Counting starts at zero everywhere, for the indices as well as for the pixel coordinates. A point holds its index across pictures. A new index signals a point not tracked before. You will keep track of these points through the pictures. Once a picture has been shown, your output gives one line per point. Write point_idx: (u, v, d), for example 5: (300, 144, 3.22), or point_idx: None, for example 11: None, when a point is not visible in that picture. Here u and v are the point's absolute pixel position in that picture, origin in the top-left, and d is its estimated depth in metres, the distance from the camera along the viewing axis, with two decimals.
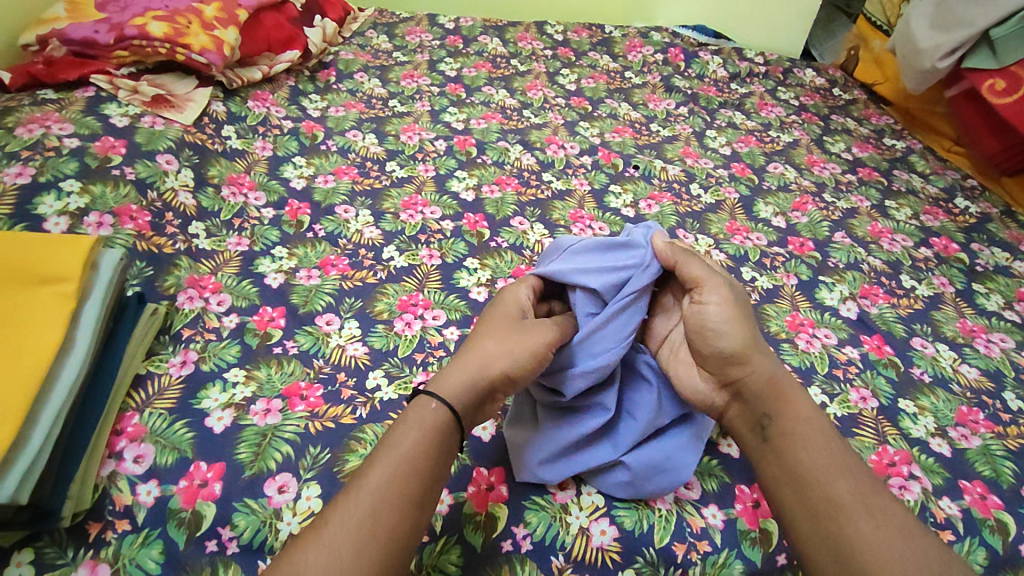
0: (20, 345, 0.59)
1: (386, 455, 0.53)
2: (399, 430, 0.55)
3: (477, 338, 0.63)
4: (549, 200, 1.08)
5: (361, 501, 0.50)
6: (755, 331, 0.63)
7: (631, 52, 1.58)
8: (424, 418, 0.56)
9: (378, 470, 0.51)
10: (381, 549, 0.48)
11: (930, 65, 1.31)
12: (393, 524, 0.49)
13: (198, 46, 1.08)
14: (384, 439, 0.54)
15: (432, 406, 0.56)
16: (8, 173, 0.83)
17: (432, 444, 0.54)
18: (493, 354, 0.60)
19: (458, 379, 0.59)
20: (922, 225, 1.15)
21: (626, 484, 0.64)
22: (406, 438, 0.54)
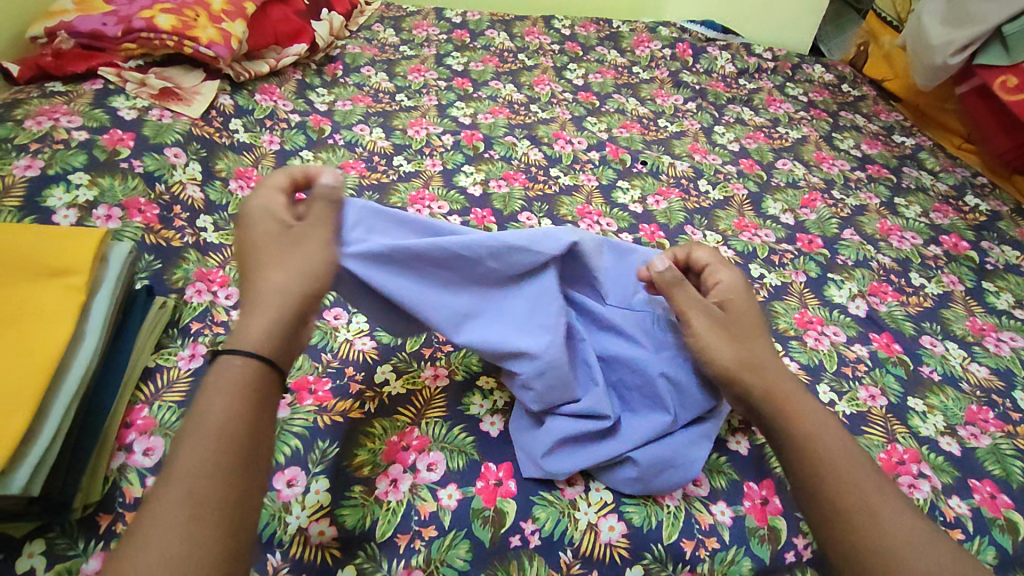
0: (31, 337, 0.59)
1: (200, 429, 0.46)
2: (203, 405, 0.48)
3: (259, 275, 0.56)
4: (557, 195, 1.08)
5: (180, 487, 0.44)
6: (745, 349, 0.62)
7: (639, 47, 1.58)
8: (236, 379, 0.49)
9: (191, 449, 0.45)
10: (218, 530, 0.43)
11: (941, 62, 1.30)
12: (223, 499, 0.44)
13: (206, 38, 1.08)
14: (188, 418, 0.48)
15: (234, 362, 0.50)
16: (17, 165, 0.83)
17: (241, 403, 0.49)
18: (286, 280, 0.56)
19: (265, 318, 0.53)
20: (931, 223, 1.14)
21: (635, 480, 0.64)
22: (213, 408, 0.48)
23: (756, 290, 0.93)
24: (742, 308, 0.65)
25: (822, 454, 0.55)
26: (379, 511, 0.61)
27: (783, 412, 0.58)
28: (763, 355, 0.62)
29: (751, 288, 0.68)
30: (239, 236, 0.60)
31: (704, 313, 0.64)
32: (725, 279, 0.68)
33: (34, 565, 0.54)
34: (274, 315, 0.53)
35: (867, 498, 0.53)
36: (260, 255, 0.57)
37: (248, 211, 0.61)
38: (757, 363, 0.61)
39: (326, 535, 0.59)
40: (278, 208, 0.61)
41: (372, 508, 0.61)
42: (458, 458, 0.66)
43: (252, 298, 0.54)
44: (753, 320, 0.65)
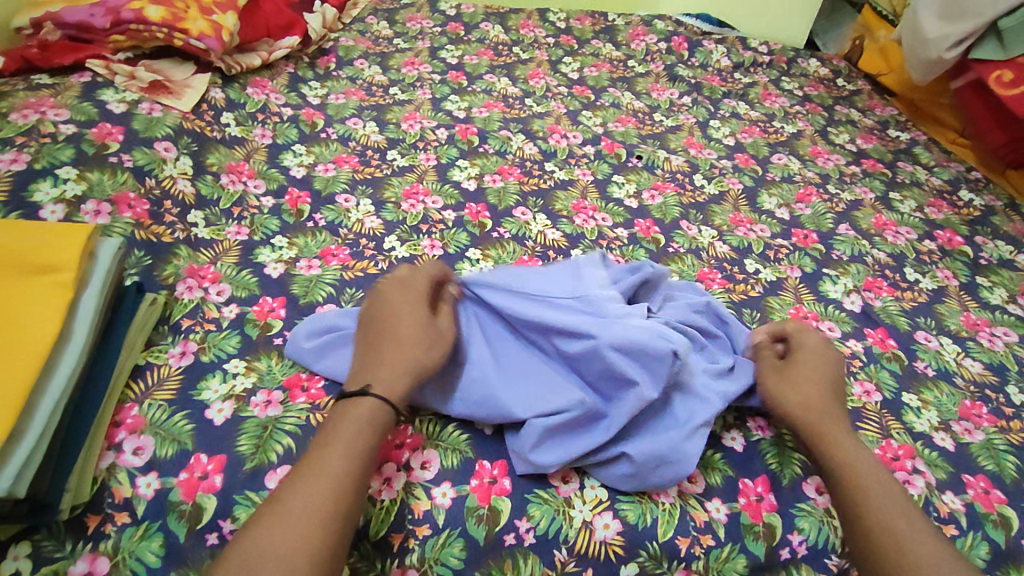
0: (16, 335, 0.58)
1: (341, 442, 0.56)
2: (346, 420, 0.58)
3: (392, 346, 0.63)
4: (552, 189, 1.07)
5: (321, 483, 0.53)
6: (802, 388, 0.68)
7: (635, 40, 1.57)
8: (371, 416, 0.58)
9: (336, 455, 0.55)
10: (338, 531, 0.51)
11: (937, 56, 1.29)
12: (348, 501, 0.53)
13: (196, 31, 1.06)
14: (332, 430, 0.57)
15: (371, 400, 0.59)
16: (2, 159, 0.82)
17: (374, 433, 0.58)
18: (423, 353, 0.63)
19: (398, 377, 0.61)
20: (926, 218, 1.14)
21: (632, 470, 0.63)
22: (354, 432, 0.57)
23: (751, 286, 0.93)
24: (812, 368, 0.71)
25: (858, 479, 0.61)
26: (372, 509, 0.61)
27: (827, 442, 0.65)
28: (818, 401, 0.67)
29: (834, 355, 0.74)
30: (376, 304, 0.68)
31: (768, 367, 0.71)
32: (808, 341, 0.74)
33: (19, 568, 0.54)
34: (408, 379, 0.61)
35: (893, 520, 0.58)
36: (396, 329, 0.64)
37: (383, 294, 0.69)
38: (807, 406, 0.67)
39: None
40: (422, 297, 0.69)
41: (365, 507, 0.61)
42: (452, 455, 0.65)
43: (385, 358, 0.62)
44: (820, 377, 0.70)
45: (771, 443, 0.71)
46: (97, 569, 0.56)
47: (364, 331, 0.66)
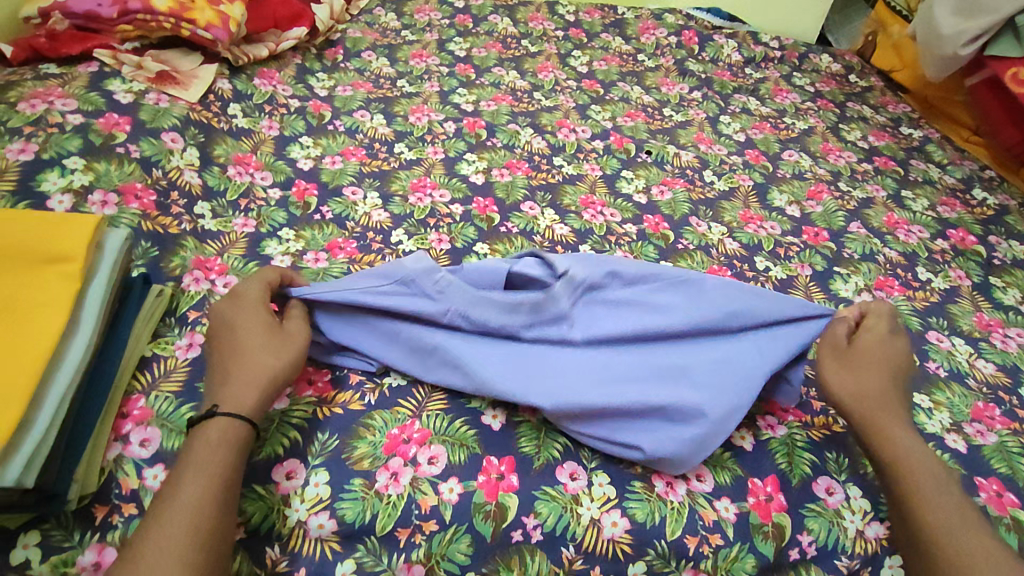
0: (23, 326, 0.57)
1: (193, 470, 0.53)
2: (196, 446, 0.55)
3: (239, 362, 0.61)
4: (560, 184, 1.06)
5: (174, 518, 0.50)
6: (867, 377, 0.67)
7: (644, 34, 1.55)
8: (224, 436, 0.56)
9: (188, 482, 0.52)
10: (204, 551, 0.49)
11: (952, 52, 1.28)
12: (212, 523, 0.51)
13: (204, 21, 1.06)
14: (183, 462, 0.54)
15: (219, 421, 0.56)
16: (10, 149, 0.82)
17: (236, 447, 0.56)
18: (274, 363, 0.61)
19: (246, 388, 0.59)
20: (938, 217, 1.13)
21: (659, 455, 0.63)
22: (207, 457, 0.54)
23: (761, 284, 0.93)
24: (874, 358, 0.69)
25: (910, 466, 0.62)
26: (379, 504, 0.60)
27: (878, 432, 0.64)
28: (878, 392, 0.66)
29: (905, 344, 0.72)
30: (219, 323, 0.65)
31: (831, 352, 0.70)
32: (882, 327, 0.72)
33: (29, 557, 0.54)
34: (259, 389, 0.59)
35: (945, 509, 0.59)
36: (241, 342, 0.62)
37: (235, 298, 0.66)
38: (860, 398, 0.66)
39: (325, 528, 0.59)
40: (265, 302, 0.66)
41: (372, 502, 0.60)
42: (460, 451, 0.65)
43: (231, 373, 0.60)
44: (886, 368, 0.68)
45: (781, 442, 0.70)
46: (105, 559, 0.55)
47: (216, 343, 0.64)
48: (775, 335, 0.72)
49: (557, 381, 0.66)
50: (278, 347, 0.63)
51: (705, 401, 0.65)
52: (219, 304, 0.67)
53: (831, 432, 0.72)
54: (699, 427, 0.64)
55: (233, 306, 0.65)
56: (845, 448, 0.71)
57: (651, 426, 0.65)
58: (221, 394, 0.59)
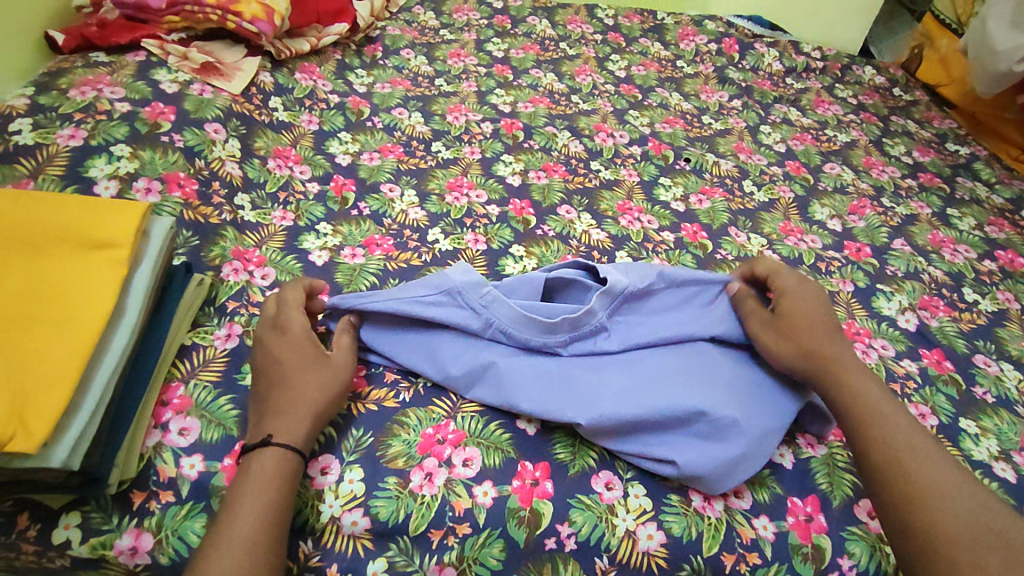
0: (73, 310, 0.58)
1: (249, 501, 0.53)
2: (252, 475, 0.55)
3: (289, 393, 0.60)
4: (597, 189, 1.05)
5: (229, 551, 0.50)
6: (804, 337, 0.67)
7: (684, 40, 1.53)
8: (280, 470, 0.56)
9: (246, 513, 0.52)
10: None
11: (1006, 68, 1.24)
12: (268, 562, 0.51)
13: (250, 14, 1.07)
14: (239, 489, 0.54)
15: (273, 450, 0.56)
16: (60, 135, 0.83)
17: (291, 480, 0.56)
18: (321, 397, 0.61)
19: (298, 422, 0.58)
20: (986, 237, 1.10)
21: (698, 471, 0.61)
22: (263, 487, 0.54)
23: None
24: (803, 307, 0.69)
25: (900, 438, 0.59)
26: (413, 504, 0.60)
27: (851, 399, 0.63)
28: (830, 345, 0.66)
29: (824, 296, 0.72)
30: (265, 353, 0.63)
31: (759, 322, 0.69)
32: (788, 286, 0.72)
33: (70, 537, 0.55)
34: (310, 423, 0.59)
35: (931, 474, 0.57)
36: (285, 374, 0.61)
37: (282, 328, 0.65)
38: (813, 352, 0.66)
39: (358, 526, 0.59)
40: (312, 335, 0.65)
41: (406, 501, 0.60)
42: (494, 454, 0.64)
43: (276, 405, 0.59)
44: (818, 313, 0.69)
45: (821, 462, 0.69)
46: (142, 545, 0.56)
47: (258, 371, 0.63)
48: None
49: (593, 392, 0.65)
50: (326, 380, 0.62)
51: (744, 417, 0.64)
52: (264, 330, 0.65)
53: None
54: (739, 443, 0.62)
55: (280, 335, 0.64)
56: None
57: (688, 442, 0.63)
58: (267, 425, 0.58)
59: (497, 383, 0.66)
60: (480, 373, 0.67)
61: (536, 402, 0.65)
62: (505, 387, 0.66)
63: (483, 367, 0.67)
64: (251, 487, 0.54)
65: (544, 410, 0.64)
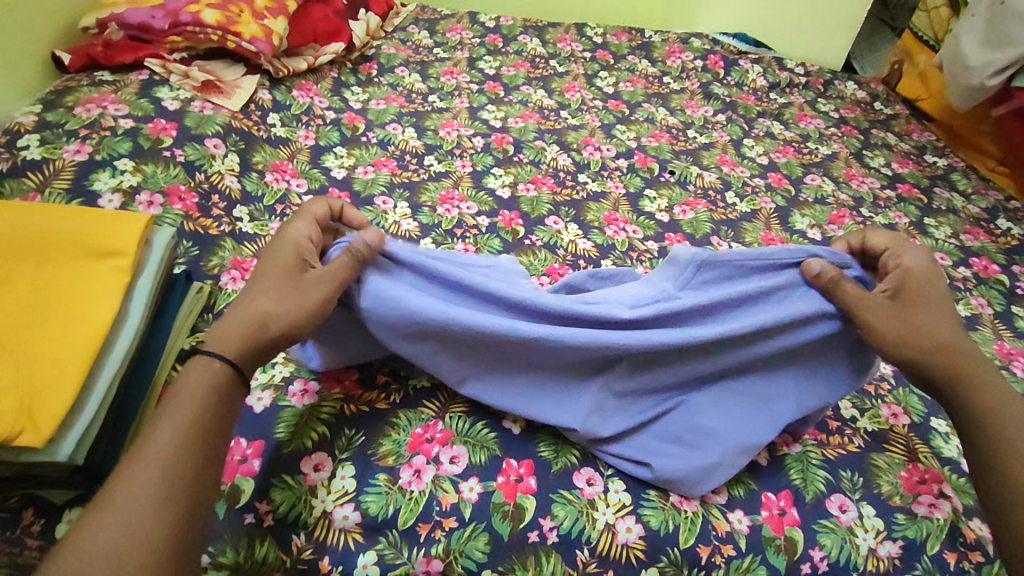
0: (79, 314, 0.61)
1: (170, 413, 0.52)
2: (177, 394, 0.53)
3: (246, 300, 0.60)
4: (584, 201, 1.08)
5: (145, 472, 0.49)
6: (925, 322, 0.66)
7: (670, 57, 1.58)
8: (204, 380, 0.55)
9: (166, 433, 0.51)
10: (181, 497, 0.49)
11: (979, 82, 1.29)
12: (186, 472, 0.50)
13: (249, 34, 1.11)
14: (161, 409, 0.53)
15: (203, 367, 0.55)
16: (66, 150, 0.87)
17: (220, 398, 0.55)
18: (274, 306, 0.59)
19: (232, 332, 0.57)
20: (961, 245, 1.14)
21: (675, 478, 0.64)
22: (186, 398, 0.53)
23: None
24: (922, 290, 0.67)
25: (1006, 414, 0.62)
26: (401, 499, 0.63)
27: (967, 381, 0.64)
28: (945, 329, 0.66)
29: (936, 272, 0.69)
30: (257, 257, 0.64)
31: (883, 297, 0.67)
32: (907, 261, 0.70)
33: None
34: (243, 334, 0.57)
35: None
36: (255, 277, 0.61)
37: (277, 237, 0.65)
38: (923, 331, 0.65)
39: (349, 520, 0.61)
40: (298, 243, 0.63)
41: (395, 496, 0.63)
42: (480, 452, 0.67)
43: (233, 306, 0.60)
44: (940, 294, 0.68)
45: (795, 459, 0.72)
46: None
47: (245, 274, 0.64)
48: (815, 376, 0.70)
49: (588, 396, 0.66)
50: (283, 292, 0.60)
51: (727, 431, 0.65)
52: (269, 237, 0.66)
53: (845, 452, 0.74)
54: (716, 452, 0.64)
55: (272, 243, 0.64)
56: (859, 468, 0.72)
57: (668, 448, 0.66)
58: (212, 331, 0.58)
59: (496, 384, 0.67)
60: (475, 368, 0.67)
61: (523, 392, 0.67)
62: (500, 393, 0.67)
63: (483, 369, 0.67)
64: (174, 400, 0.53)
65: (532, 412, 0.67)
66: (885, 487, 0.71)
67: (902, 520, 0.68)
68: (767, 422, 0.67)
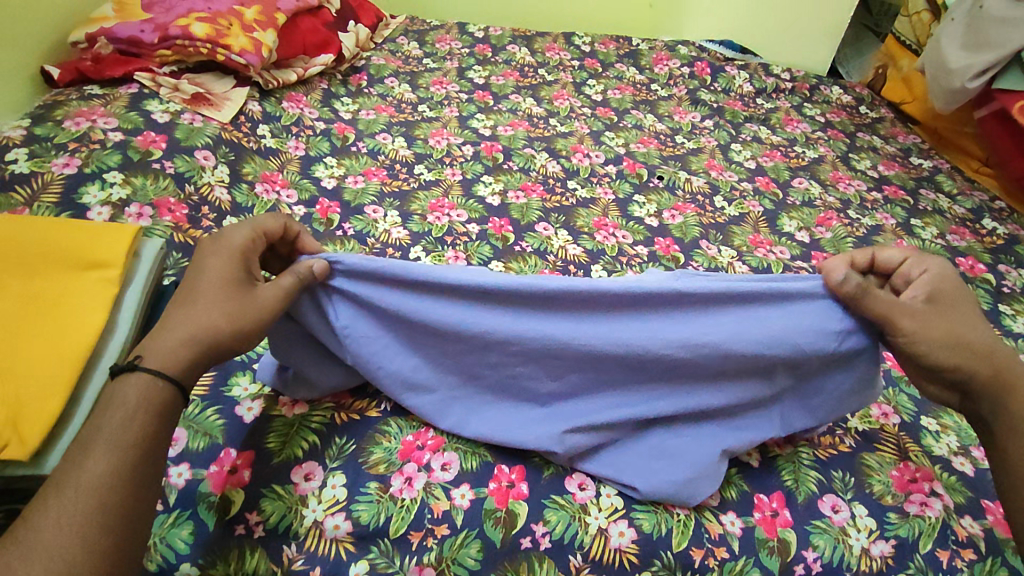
0: (65, 327, 0.61)
1: (104, 434, 0.48)
2: (111, 407, 0.50)
3: (190, 313, 0.55)
4: (574, 207, 1.09)
5: (79, 492, 0.46)
6: (958, 339, 0.63)
7: (658, 65, 1.60)
8: (147, 396, 0.51)
9: (99, 449, 0.48)
10: (110, 531, 0.45)
11: (959, 85, 1.31)
12: (118, 500, 0.46)
13: (238, 47, 1.11)
14: (95, 422, 0.49)
15: (141, 377, 0.51)
16: (55, 163, 0.87)
17: (161, 417, 0.51)
18: (222, 326, 0.55)
19: (177, 349, 0.53)
20: (947, 245, 1.15)
21: (661, 494, 0.64)
22: (123, 417, 0.50)
23: None
24: (950, 304, 0.65)
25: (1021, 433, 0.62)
26: (393, 507, 0.62)
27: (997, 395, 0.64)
28: (982, 339, 0.64)
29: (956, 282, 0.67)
30: (193, 264, 0.59)
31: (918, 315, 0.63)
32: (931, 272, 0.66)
33: None
34: (191, 350, 0.54)
35: None
36: (194, 289, 0.57)
37: (218, 245, 0.60)
38: (961, 343, 0.63)
39: (340, 529, 0.61)
40: (246, 254, 0.60)
41: (387, 505, 0.62)
42: (472, 458, 0.67)
43: (172, 319, 0.55)
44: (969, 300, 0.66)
45: (786, 459, 0.72)
46: None
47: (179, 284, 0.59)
48: (805, 389, 0.69)
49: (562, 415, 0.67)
50: (229, 310, 0.56)
51: (699, 450, 0.65)
52: (203, 240, 0.61)
53: (836, 452, 0.74)
54: (686, 469, 0.64)
55: (214, 249, 0.59)
56: (851, 468, 0.72)
57: (654, 464, 0.65)
58: (150, 344, 0.54)
59: (471, 411, 0.68)
60: (451, 400, 0.68)
61: (503, 418, 0.68)
62: (475, 430, 0.67)
63: (459, 397, 0.68)
64: (108, 417, 0.50)
65: (503, 434, 0.66)
66: (877, 485, 0.71)
67: (894, 519, 0.68)
68: (746, 438, 0.67)
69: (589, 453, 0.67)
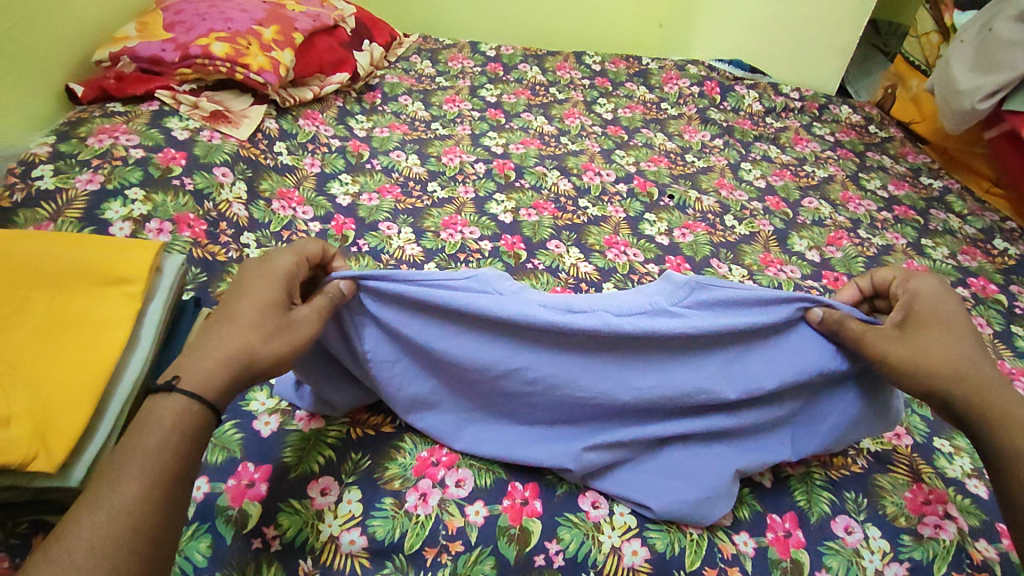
0: (90, 340, 0.62)
1: (140, 454, 0.49)
2: (147, 428, 0.51)
3: (230, 331, 0.56)
4: (585, 225, 1.10)
5: (113, 511, 0.46)
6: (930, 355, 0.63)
7: (668, 84, 1.61)
8: (183, 418, 0.52)
9: (134, 469, 0.48)
10: (141, 553, 0.46)
11: (969, 106, 1.32)
12: (150, 523, 0.47)
13: (257, 66, 1.14)
14: (131, 441, 0.50)
15: (179, 400, 0.52)
16: (79, 180, 0.89)
17: (195, 440, 0.52)
18: (261, 345, 0.57)
19: (215, 368, 0.54)
20: (959, 265, 1.15)
21: (675, 515, 0.64)
22: (159, 438, 0.50)
23: None
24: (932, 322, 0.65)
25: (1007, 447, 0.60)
26: (408, 523, 0.63)
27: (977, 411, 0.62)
28: (961, 355, 0.63)
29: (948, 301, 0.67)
30: (235, 281, 0.61)
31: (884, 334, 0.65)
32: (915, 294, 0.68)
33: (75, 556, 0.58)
34: (229, 370, 0.55)
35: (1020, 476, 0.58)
36: (236, 308, 0.58)
37: (262, 264, 0.62)
38: (934, 356, 0.63)
39: (356, 544, 0.61)
40: (289, 274, 0.62)
41: (401, 520, 0.63)
42: (485, 475, 0.68)
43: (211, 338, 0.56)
44: (954, 317, 0.66)
45: (799, 480, 0.72)
46: None
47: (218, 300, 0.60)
48: (812, 412, 0.70)
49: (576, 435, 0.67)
50: (268, 331, 0.57)
51: (712, 469, 0.65)
52: (249, 259, 0.63)
53: (849, 473, 0.74)
54: (700, 488, 0.64)
55: (258, 269, 0.61)
56: (863, 489, 0.72)
57: (668, 484, 0.65)
58: (187, 363, 0.55)
59: (485, 431, 0.69)
60: (467, 420, 0.69)
61: (517, 439, 0.68)
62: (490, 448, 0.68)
63: (474, 418, 0.69)
64: (145, 437, 0.50)
65: (518, 454, 0.67)
66: (890, 507, 0.71)
67: (909, 542, 0.68)
68: (759, 459, 0.67)
69: (601, 472, 0.67)
